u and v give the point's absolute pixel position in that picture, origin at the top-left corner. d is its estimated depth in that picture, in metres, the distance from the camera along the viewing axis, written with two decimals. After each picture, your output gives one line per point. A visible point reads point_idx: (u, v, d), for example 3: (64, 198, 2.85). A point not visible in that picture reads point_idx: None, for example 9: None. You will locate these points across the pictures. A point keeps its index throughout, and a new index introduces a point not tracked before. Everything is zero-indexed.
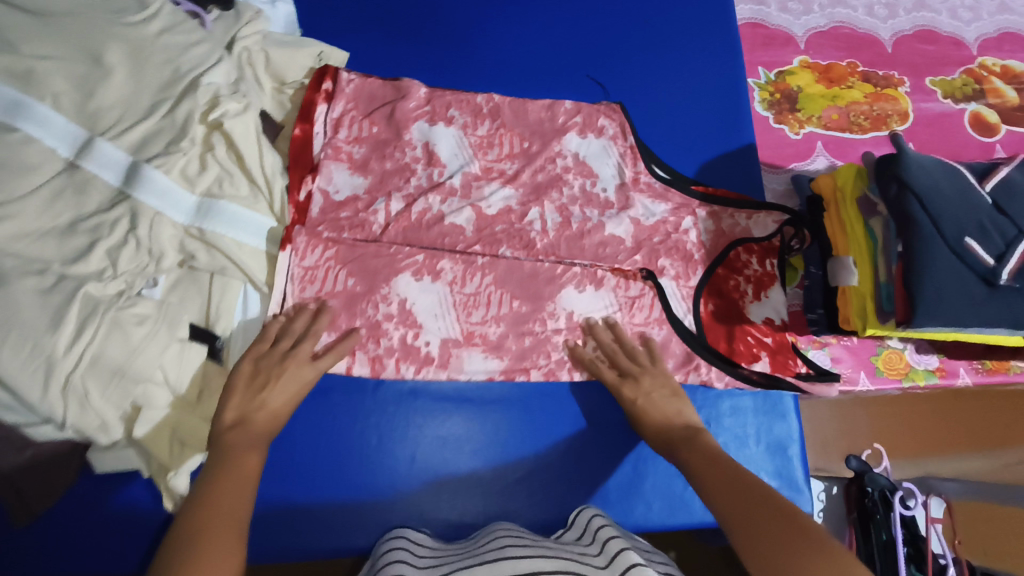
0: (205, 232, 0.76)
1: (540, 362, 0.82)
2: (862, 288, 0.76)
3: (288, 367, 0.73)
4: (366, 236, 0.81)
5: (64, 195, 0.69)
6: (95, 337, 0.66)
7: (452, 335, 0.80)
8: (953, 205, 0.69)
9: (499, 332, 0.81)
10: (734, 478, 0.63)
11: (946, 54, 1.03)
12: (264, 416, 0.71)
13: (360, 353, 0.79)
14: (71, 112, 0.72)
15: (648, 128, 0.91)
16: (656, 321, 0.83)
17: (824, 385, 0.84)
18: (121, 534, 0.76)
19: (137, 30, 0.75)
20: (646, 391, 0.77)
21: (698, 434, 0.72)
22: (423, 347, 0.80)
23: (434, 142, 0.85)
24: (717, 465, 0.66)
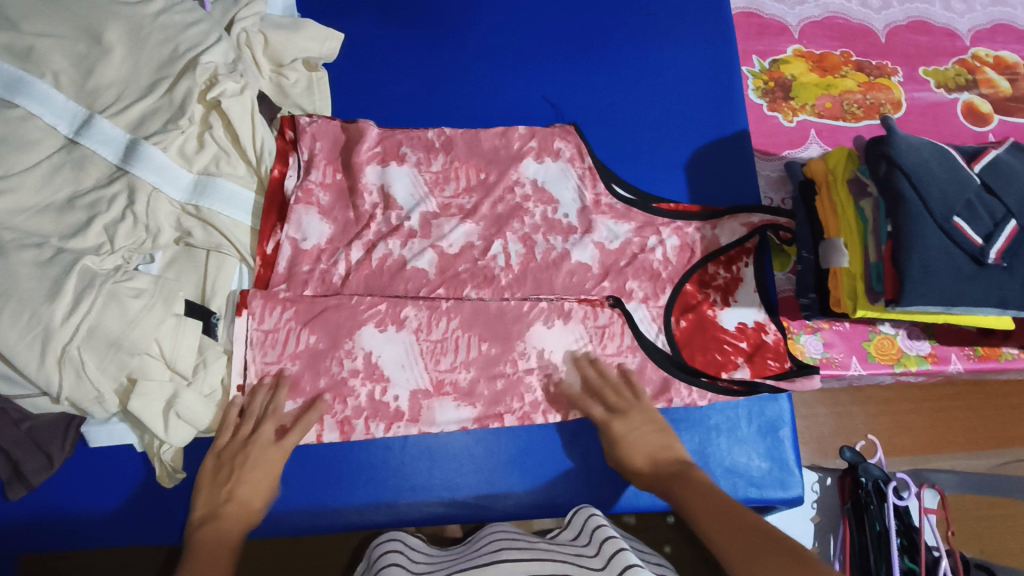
0: (201, 210, 0.77)
1: (513, 407, 0.80)
2: (852, 270, 0.76)
3: (252, 451, 0.73)
4: (326, 290, 0.81)
5: (63, 171, 0.73)
6: (92, 307, 0.66)
7: (421, 386, 0.79)
8: (941, 183, 0.70)
9: (469, 378, 0.80)
10: (741, 526, 0.61)
11: (939, 45, 1.04)
12: (233, 508, 0.70)
13: (328, 418, 0.78)
14: (72, 91, 0.76)
15: (601, 145, 0.90)
16: (629, 349, 0.82)
17: (805, 378, 0.82)
18: (103, 511, 0.76)
19: (138, 9, 0.77)
20: (628, 432, 0.75)
21: (689, 470, 0.70)
22: (393, 403, 0.78)
23: (389, 184, 0.84)
24: (723, 514, 0.63)
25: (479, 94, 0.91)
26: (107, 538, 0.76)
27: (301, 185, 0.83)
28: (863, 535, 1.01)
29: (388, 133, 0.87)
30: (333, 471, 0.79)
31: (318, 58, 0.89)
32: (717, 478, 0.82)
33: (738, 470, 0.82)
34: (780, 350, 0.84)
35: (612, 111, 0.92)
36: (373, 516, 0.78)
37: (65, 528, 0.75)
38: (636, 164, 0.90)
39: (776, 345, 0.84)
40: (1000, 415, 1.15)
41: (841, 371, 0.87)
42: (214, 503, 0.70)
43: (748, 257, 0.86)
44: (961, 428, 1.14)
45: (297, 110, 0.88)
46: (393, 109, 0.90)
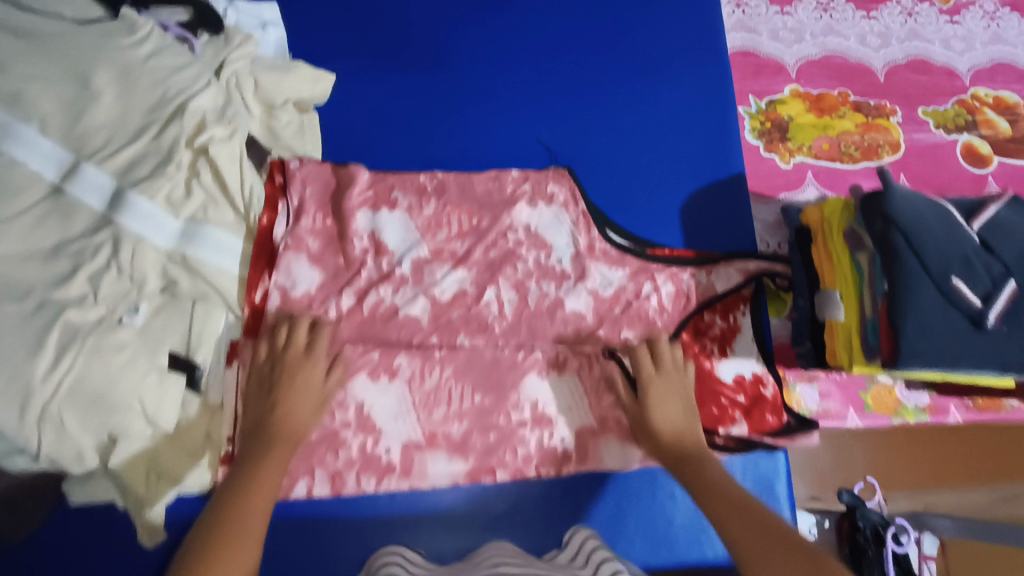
0: (188, 258, 0.76)
1: (505, 460, 0.78)
2: (849, 324, 0.75)
3: (287, 361, 0.74)
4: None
5: (49, 221, 0.67)
6: (74, 364, 0.64)
7: (413, 438, 0.77)
8: (938, 241, 0.69)
9: (462, 430, 0.78)
10: (759, 526, 0.62)
11: (938, 84, 1.03)
12: (281, 419, 0.71)
13: (319, 470, 0.75)
14: (59, 135, 0.70)
15: (595, 188, 0.89)
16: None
17: (803, 435, 0.82)
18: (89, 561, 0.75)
19: (128, 52, 0.75)
20: (662, 397, 0.75)
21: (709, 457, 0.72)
22: (385, 455, 0.77)
23: (380, 230, 0.83)
24: (740, 511, 0.64)
25: (472, 135, 0.90)
26: None
27: (291, 234, 0.84)
28: None
29: (380, 177, 0.86)
30: (323, 527, 0.77)
31: (309, 99, 0.88)
32: (710, 531, 0.81)
33: None
34: (778, 403, 0.83)
35: (606, 154, 0.91)
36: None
37: None
38: (630, 209, 0.89)
39: (775, 398, 0.83)
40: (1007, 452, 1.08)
41: (838, 422, 0.86)
42: (262, 412, 0.72)
43: (744, 305, 0.85)
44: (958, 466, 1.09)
45: (289, 153, 0.87)
46: (382, 153, 0.89)
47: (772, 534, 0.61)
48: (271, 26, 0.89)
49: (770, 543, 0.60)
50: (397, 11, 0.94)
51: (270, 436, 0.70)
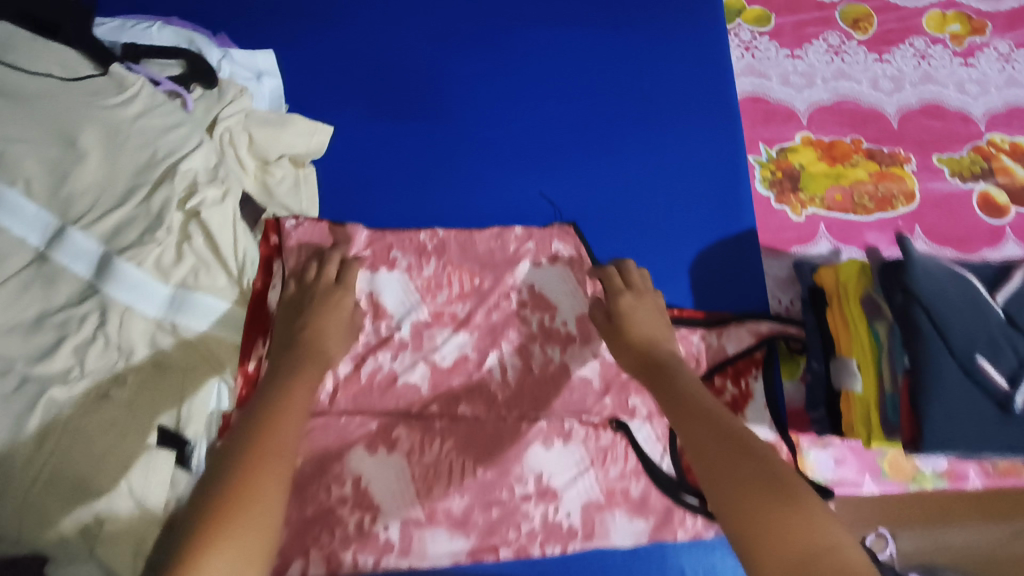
0: (178, 327, 0.73)
1: (509, 538, 0.74)
2: (866, 396, 0.72)
3: (317, 291, 0.75)
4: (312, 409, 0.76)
5: (32, 290, 0.66)
6: (56, 446, 0.62)
7: (412, 514, 0.74)
8: (962, 317, 0.66)
9: (463, 505, 0.75)
10: (715, 426, 0.56)
11: (953, 130, 1.00)
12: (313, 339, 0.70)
13: (314, 551, 0.71)
14: (44, 199, 0.69)
15: (601, 244, 0.86)
16: (633, 473, 0.78)
17: None
18: None
19: (116, 112, 0.73)
20: (634, 310, 0.73)
21: (678, 361, 0.67)
22: (382, 534, 0.73)
23: (378, 292, 0.80)
24: (697, 412, 0.58)
25: (473, 188, 0.87)
26: None
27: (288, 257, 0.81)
28: None
29: (378, 235, 0.83)
30: None
31: (304, 154, 0.85)
32: None
33: None
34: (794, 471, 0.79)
35: (612, 209, 0.88)
36: None
37: None
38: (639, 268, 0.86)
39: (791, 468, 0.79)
40: None
41: (853, 490, 0.83)
42: (290, 335, 0.70)
43: (756, 369, 0.82)
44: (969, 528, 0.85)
45: (284, 211, 0.84)
46: (381, 209, 0.86)
47: (726, 433, 0.55)
48: (266, 77, 0.86)
49: (720, 443, 0.54)
50: (396, 59, 0.92)
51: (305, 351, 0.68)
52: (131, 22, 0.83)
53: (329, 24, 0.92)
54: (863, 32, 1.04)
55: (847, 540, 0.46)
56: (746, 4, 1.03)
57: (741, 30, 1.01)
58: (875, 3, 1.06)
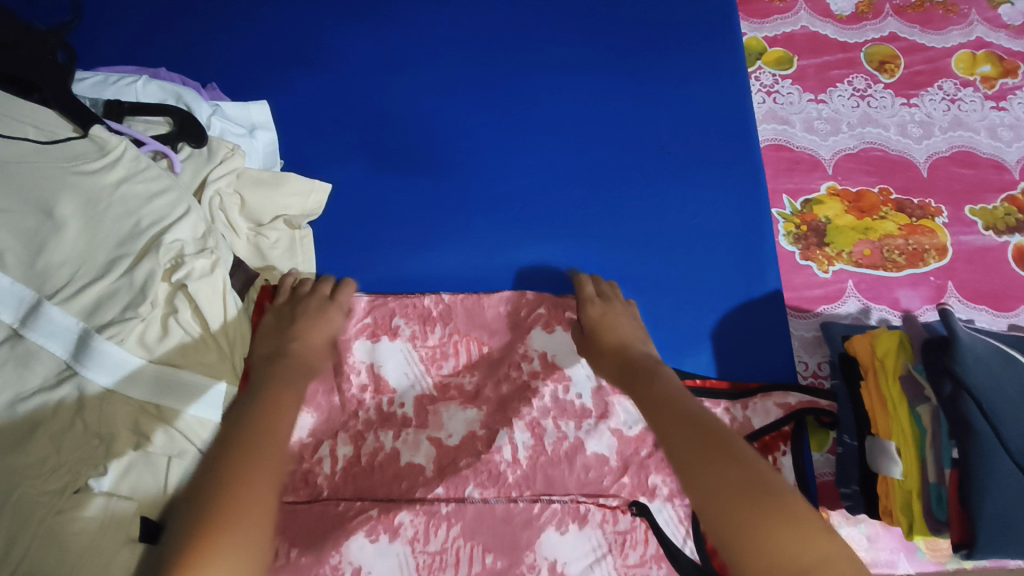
0: (163, 410, 0.68)
1: None
2: (907, 484, 0.67)
3: (308, 305, 0.74)
4: (308, 493, 0.70)
5: (4, 371, 0.63)
6: (27, 550, 0.58)
7: None
8: (1015, 409, 0.62)
9: None
10: (698, 432, 0.56)
11: (986, 179, 0.95)
12: (296, 353, 0.69)
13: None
14: (20, 271, 0.66)
15: None
16: (653, 559, 0.72)
17: None
18: None
19: (97, 178, 0.69)
20: (609, 318, 0.75)
21: (659, 365, 0.67)
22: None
23: (380, 363, 0.76)
24: (680, 418, 0.58)
25: (480, 243, 0.82)
26: None
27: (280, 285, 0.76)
28: None
29: (379, 302, 0.79)
30: None
31: (300, 217, 0.80)
32: None
33: None
34: None
35: (625, 270, 0.83)
36: None
37: None
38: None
39: None
40: None
41: (888, 570, 0.77)
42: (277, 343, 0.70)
43: (785, 443, 0.77)
44: None
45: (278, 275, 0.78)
46: (379, 277, 0.81)
47: (710, 438, 0.55)
48: (259, 130, 0.82)
49: (703, 449, 0.54)
50: (399, 106, 0.87)
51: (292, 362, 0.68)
52: (115, 77, 0.78)
53: (329, 70, 0.87)
54: (889, 75, 0.99)
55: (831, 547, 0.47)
56: (767, 47, 0.99)
57: (762, 74, 0.97)
58: (901, 44, 1.01)
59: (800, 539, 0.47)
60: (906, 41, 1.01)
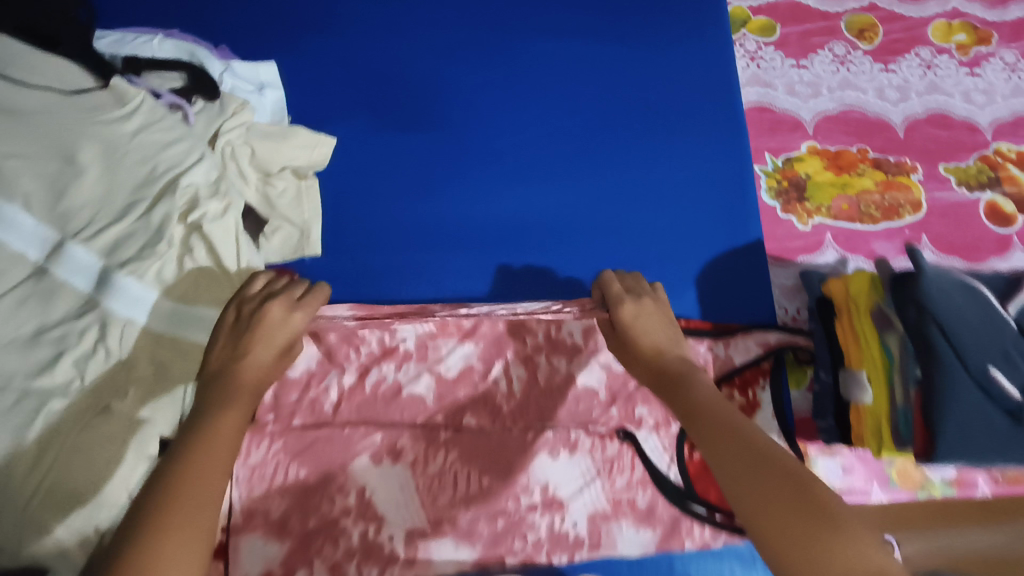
0: (179, 341, 0.72)
1: (515, 548, 0.74)
2: (877, 409, 0.71)
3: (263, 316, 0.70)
4: (316, 419, 0.76)
5: (29, 304, 0.66)
6: (56, 462, 0.63)
7: (417, 525, 0.73)
8: (975, 332, 0.65)
9: (468, 516, 0.74)
10: (748, 448, 0.54)
11: (960, 139, 0.99)
12: (245, 368, 0.67)
13: (318, 562, 0.71)
14: (43, 213, 0.69)
15: (592, 249, 0.87)
16: (640, 483, 0.77)
17: None
18: None
19: (115, 127, 0.72)
20: (642, 321, 0.70)
21: (694, 371, 0.65)
22: (387, 544, 0.72)
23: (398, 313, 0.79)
24: (725, 431, 0.56)
25: (477, 192, 0.88)
26: None
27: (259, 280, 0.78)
28: None
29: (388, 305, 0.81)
30: None
31: (307, 167, 0.83)
32: None
33: None
34: None
35: (613, 225, 0.88)
36: None
37: None
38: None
39: None
40: None
41: (864, 498, 0.83)
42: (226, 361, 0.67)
43: (763, 378, 0.82)
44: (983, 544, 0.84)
45: (287, 223, 0.81)
46: (379, 227, 0.85)
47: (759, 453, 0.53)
48: (268, 88, 0.86)
49: (755, 467, 0.52)
50: (405, 70, 0.93)
51: (234, 385, 0.64)
52: (132, 36, 0.83)
53: (338, 37, 0.93)
54: (869, 42, 1.04)
55: (891, 564, 0.46)
56: (751, 15, 1.03)
57: (746, 41, 1.01)
58: (880, 13, 1.06)
59: (862, 558, 0.46)
60: (884, 11, 1.06)
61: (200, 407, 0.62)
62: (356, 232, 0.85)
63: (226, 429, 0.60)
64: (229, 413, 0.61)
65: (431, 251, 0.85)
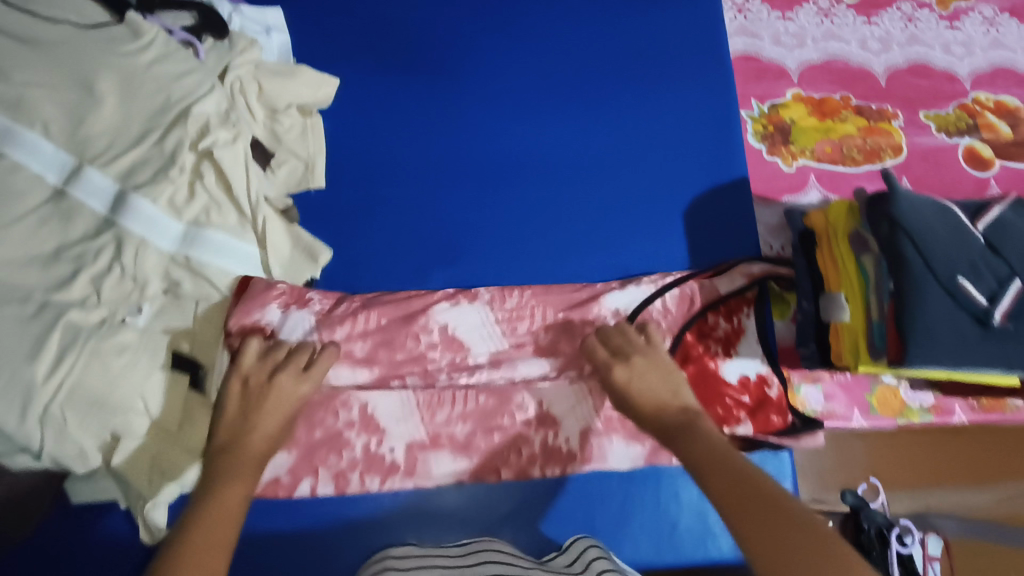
0: (190, 261, 0.75)
1: (510, 460, 0.79)
2: (854, 326, 0.75)
3: (272, 385, 0.72)
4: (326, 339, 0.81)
5: (49, 223, 0.70)
6: (75, 366, 0.65)
7: (417, 438, 0.79)
8: (944, 243, 0.69)
9: (465, 431, 0.79)
10: (757, 490, 0.57)
11: (939, 89, 1.03)
12: (254, 439, 0.69)
13: (323, 470, 0.77)
14: (62, 139, 0.72)
15: (583, 188, 0.90)
16: None
17: (807, 435, 0.83)
18: (108, 552, 0.75)
19: (131, 58, 0.74)
20: (641, 372, 0.73)
21: (696, 421, 0.68)
22: (388, 455, 0.78)
23: (454, 325, 0.82)
24: (735, 476, 0.59)
25: (472, 134, 0.91)
26: None
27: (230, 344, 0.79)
28: None
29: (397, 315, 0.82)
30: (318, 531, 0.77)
31: (312, 104, 0.87)
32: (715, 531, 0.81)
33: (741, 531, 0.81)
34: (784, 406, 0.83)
35: (606, 161, 0.91)
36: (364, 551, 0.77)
37: None
38: (619, 220, 0.89)
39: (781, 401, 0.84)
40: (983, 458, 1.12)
41: (843, 423, 0.87)
42: (235, 429, 0.69)
43: (748, 307, 0.86)
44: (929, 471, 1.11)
45: (293, 157, 0.85)
46: (384, 158, 0.89)
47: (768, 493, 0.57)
48: (275, 31, 0.89)
49: (757, 502, 0.56)
50: (403, 17, 0.95)
51: (241, 454, 0.67)
52: None
53: None
54: None
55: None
56: None
57: None
58: None
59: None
60: None
61: (210, 479, 0.64)
62: (357, 168, 0.88)
63: (228, 506, 0.62)
64: (235, 485, 0.64)
65: (431, 183, 0.88)
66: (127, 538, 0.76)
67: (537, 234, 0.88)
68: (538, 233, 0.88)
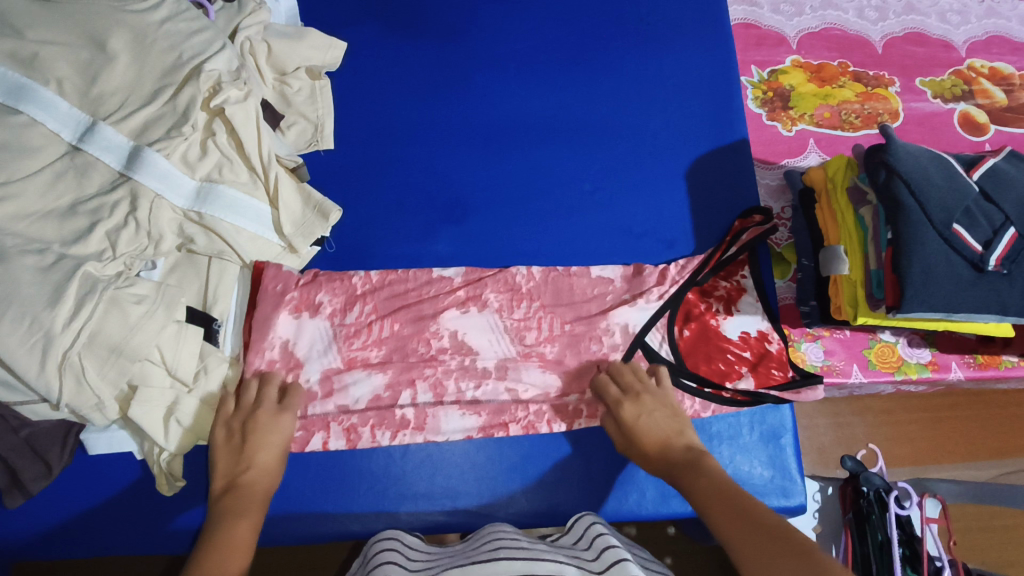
0: (204, 217, 0.75)
1: (518, 416, 0.81)
2: (852, 277, 0.78)
3: (258, 419, 0.71)
4: (347, 296, 0.83)
5: (65, 178, 0.70)
6: (94, 313, 0.64)
7: (425, 397, 0.79)
8: (940, 190, 0.71)
9: (475, 389, 0.80)
10: (757, 526, 0.58)
11: (936, 55, 1.05)
12: (252, 476, 0.68)
13: (334, 425, 0.78)
14: (76, 98, 0.72)
15: (592, 155, 0.92)
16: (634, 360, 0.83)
17: (809, 389, 0.83)
18: (120, 503, 0.77)
19: (143, 16, 0.73)
20: (646, 411, 0.74)
21: (702, 458, 0.68)
22: (399, 410, 0.79)
23: (465, 333, 0.82)
24: (728, 499, 0.62)
25: (479, 98, 0.92)
26: (107, 548, 0.77)
27: (239, 373, 0.78)
28: (865, 546, 1.00)
29: (405, 286, 0.84)
30: (330, 482, 0.78)
31: (320, 67, 0.89)
32: None
33: (742, 479, 0.81)
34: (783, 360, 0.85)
35: (609, 124, 0.93)
36: (372, 507, 0.78)
37: (67, 541, 0.76)
38: (623, 180, 0.91)
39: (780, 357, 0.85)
40: (982, 430, 1.18)
41: (843, 378, 0.89)
42: (232, 472, 0.68)
43: (744, 269, 0.89)
44: (930, 443, 1.16)
45: (301, 119, 0.87)
46: (395, 122, 0.90)
47: (768, 529, 0.58)
48: None
49: (741, 516, 0.60)
50: None
51: (243, 494, 0.66)
52: None
53: None
54: None
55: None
56: None
57: None
58: None
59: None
60: None
61: (212, 520, 0.64)
62: (367, 130, 0.90)
63: (237, 542, 0.62)
64: (242, 522, 0.63)
65: (437, 144, 0.90)
66: (139, 488, 0.77)
67: (543, 193, 0.89)
68: (543, 192, 0.90)
